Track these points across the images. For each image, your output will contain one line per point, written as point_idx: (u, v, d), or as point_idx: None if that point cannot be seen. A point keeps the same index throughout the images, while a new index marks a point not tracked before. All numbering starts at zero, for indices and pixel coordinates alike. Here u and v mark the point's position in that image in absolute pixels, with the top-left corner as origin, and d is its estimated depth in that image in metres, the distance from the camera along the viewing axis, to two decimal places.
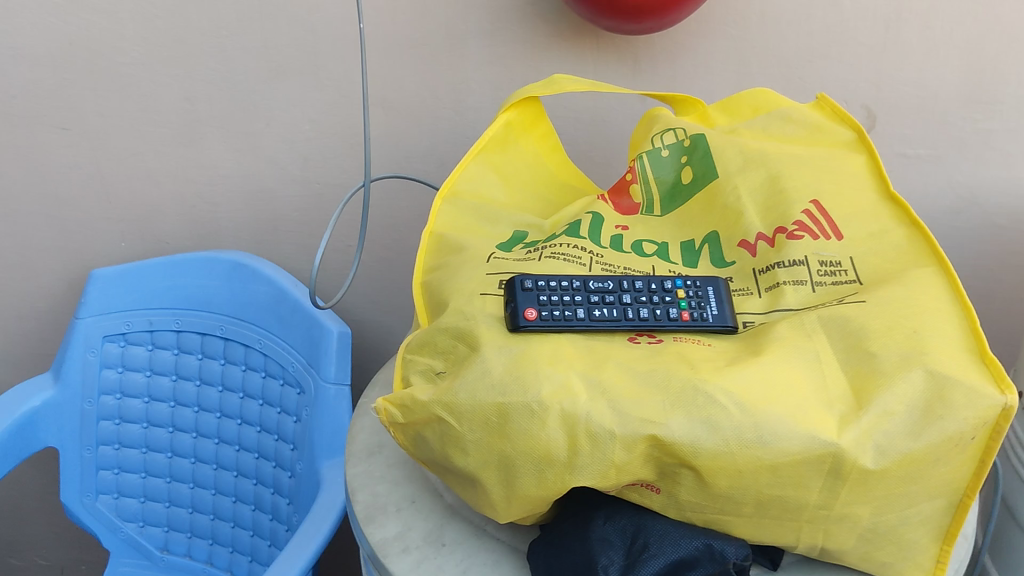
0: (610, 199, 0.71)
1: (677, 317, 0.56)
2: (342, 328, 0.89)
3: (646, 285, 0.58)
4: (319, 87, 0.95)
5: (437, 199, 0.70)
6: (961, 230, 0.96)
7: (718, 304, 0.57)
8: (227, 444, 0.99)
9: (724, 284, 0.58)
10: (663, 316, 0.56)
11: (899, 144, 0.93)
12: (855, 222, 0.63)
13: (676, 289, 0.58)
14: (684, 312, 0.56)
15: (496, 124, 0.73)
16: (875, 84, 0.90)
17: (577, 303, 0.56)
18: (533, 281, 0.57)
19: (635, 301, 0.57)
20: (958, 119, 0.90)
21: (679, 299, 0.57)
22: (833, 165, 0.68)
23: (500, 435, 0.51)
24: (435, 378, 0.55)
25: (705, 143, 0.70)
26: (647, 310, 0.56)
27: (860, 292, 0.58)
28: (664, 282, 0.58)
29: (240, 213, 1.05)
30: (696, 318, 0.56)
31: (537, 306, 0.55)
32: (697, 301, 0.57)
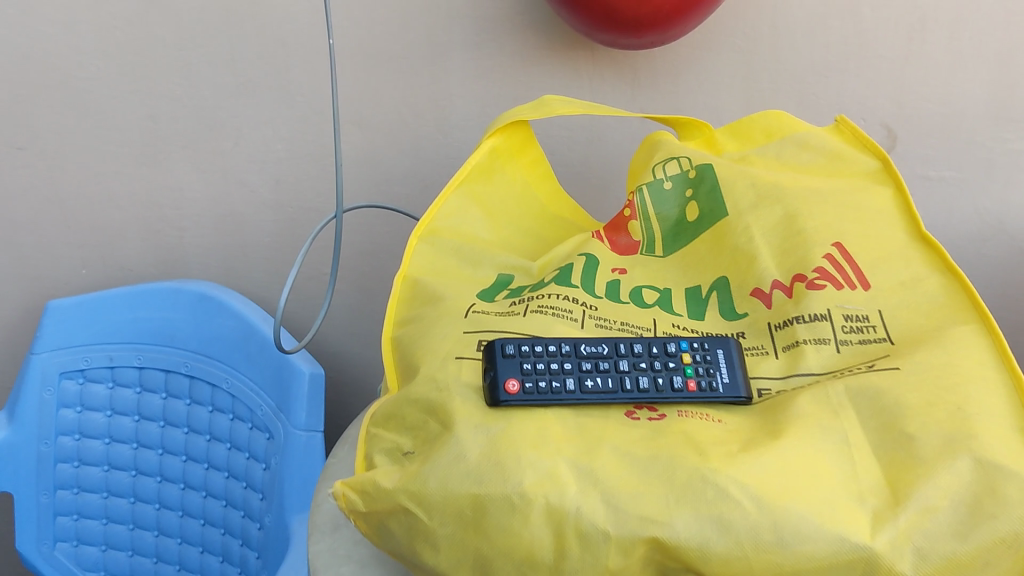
0: (607, 237, 0.64)
1: (682, 387, 0.48)
2: (314, 369, 0.83)
3: (646, 349, 0.50)
4: (292, 104, 0.87)
5: (412, 238, 0.62)
6: (989, 260, 0.88)
7: (730, 370, 0.49)
8: (193, 490, 0.93)
9: (735, 346, 0.51)
10: (666, 387, 0.48)
11: (921, 166, 0.85)
12: (883, 268, 0.56)
13: (681, 352, 0.50)
14: (690, 380, 0.49)
15: (479, 151, 0.66)
16: (895, 101, 0.82)
17: (566, 372, 0.48)
18: (516, 346, 0.49)
19: (634, 368, 0.49)
20: (986, 139, 0.82)
21: (684, 365, 0.49)
22: (857, 201, 0.60)
23: (475, 530, 0.43)
24: (402, 458, 0.48)
25: (712, 175, 0.62)
26: (648, 379, 0.49)
27: (892, 355, 0.50)
28: (667, 344, 0.51)
29: (208, 238, 0.97)
30: (704, 387, 0.48)
31: (519, 377, 0.47)
32: (706, 367, 0.49)
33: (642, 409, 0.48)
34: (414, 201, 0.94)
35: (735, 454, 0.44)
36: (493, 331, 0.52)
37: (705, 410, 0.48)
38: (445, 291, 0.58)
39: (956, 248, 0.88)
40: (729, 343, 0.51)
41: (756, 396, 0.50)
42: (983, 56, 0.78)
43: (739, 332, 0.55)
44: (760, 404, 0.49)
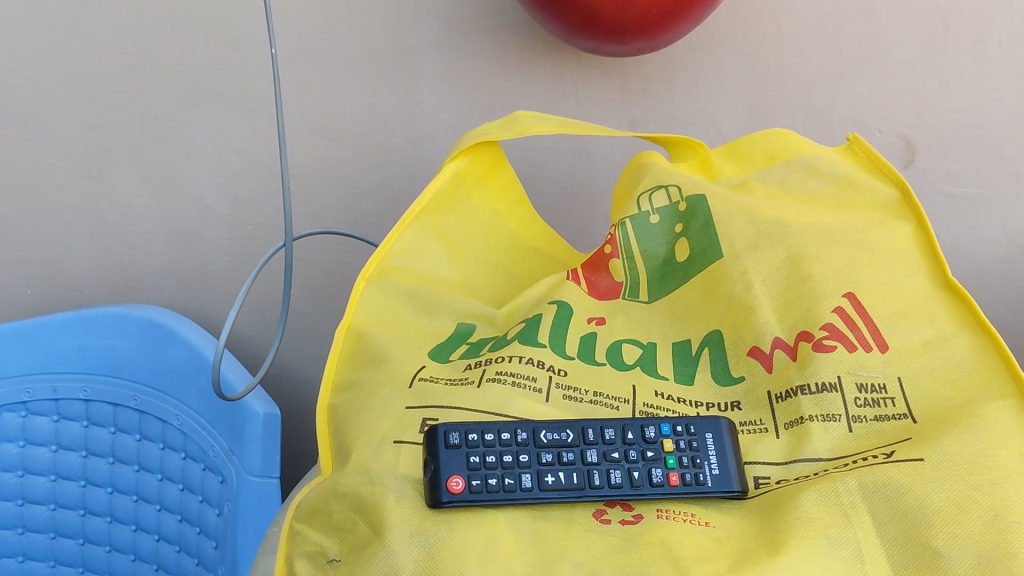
0: (585, 277, 0.56)
1: (661, 483, 0.40)
2: (270, 409, 0.76)
3: (620, 434, 0.43)
4: (247, 113, 0.79)
5: (359, 280, 0.54)
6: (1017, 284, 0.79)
7: (720, 457, 0.41)
8: (145, 532, 0.86)
9: (728, 425, 0.43)
10: (643, 482, 0.40)
11: (943, 182, 0.76)
12: (903, 325, 0.47)
13: (661, 438, 0.42)
14: (671, 474, 0.41)
15: (440, 177, 0.57)
16: (914, 110, 0.74)
17: (523, 466, 0.41)
18: (462, 434, 0.41)
19: (604, 460, 0.41)
20: (1016, 153, 0.74)
21: (665, 455, 0.41)
22: (872, 240, 0.52)
23: None
24: (327, 568, 0.40)
25: (705, 209, 0.54)
26: (620, 474, 0.41)
27: (914, 438, 0.42)
28: (644, 428, 0.43)
29: (162, 257, 0.90)
30: (689, 481, 0.41)
31: (465, 474, 0.39)
32: (691, 456, 0.41)
33: (615, 507, 0.40)
34: (384, 218, 0.85)
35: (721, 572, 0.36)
36: (440, 406, 0.44)
37: (690, 509, 0.40)
38: (391, 351, 0.50)
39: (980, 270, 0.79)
40: (721, 424, 0.43)
41: (754, 488, 0.42)
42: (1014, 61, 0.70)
43: (733, 401, 0.47)
44: (757, 499, 0.41)
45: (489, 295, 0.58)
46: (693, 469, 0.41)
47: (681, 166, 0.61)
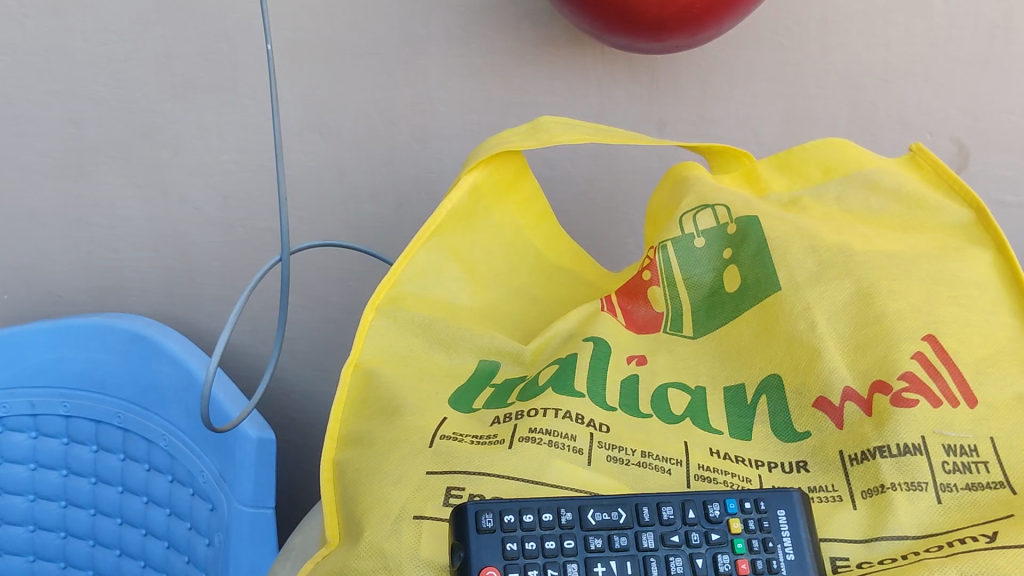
0: (621, 306, 0.50)
1: (728, 573, 0.36)
2: (263, 433, 0.70)
3: (680, 512, 0.37)
4: (240, 109, 0.72)
5: (368, 311, 0.48)
6: None
7: (795, 542, 0.36)
8: (131, 557, 0.79)
9: (801, 496, 0.37)
10: (706, 571, 0.36)
11: (995, 189, 0.67)
12: (993, 375, 0.42)
13: (729, 518, 0.37)
14: (740, 561, 0.36)
15: (458, 192, 0.50)
16: (968, 111, 0.64)
17: (569, 554, 0.36)
18: (497, 516, 0.36)
19: (663, 544, 0.37)
20: None
21: (732, 538, 0.37)
22: (950, 271, 0.46)
23: None
24: None
25: (758, 233, 0.48)
26: (681, 562, 0.36)
27: (1017, 516, 0.36)
28: (708, 503, 0.37)
29: (148, 262, 0.83)
30: (758, 571, 0.36)
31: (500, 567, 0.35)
32: (762, 541, 0.37)
33: None
34: (387, 224, 0.77)
35: None
36: (467, 473, 0.39)
37: None
38: (407, 399, 0.43)
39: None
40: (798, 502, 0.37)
41: (831, 572, 0.37)
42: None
43: (800, 462, 0.41)
44: None
45: (512, 324, 0.53)
46: (763, 555, 0.36)
47: (724, 180, 0.54)
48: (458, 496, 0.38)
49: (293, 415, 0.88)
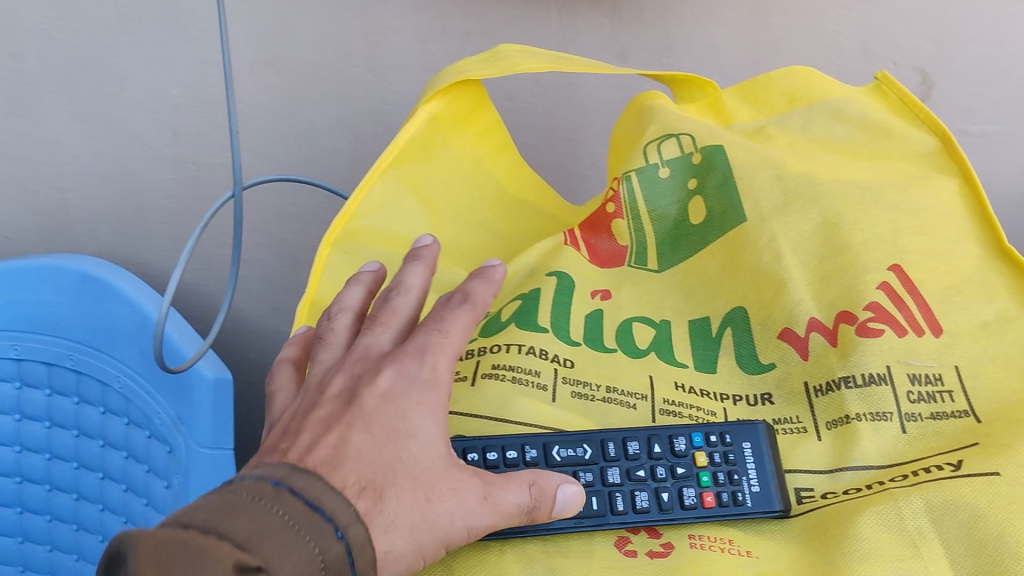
0: (584, 239, 0.49)
1: (695, 506, 0.35)
2: (220, 373, 0.69)
3: (645, 449, 0.38)
4: (187, 40, 0.70)
5: (324, 246, 0.47)
6: None
7: (760, 473, 0.36)
8: (87, 501, 0.78)
9: (764, 428, 0.38)
10: (672, 504, 0.36)
11: (961, 118, 0.66)
12: (959, 304, 0.41)
13: (694, 451, 0.38)
14: (706, 494, 0.36)
15: (416, 122, 0.49)
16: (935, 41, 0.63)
17: None
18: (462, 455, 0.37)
19: (628, 481, 0.37)
20: None
21: (698, 472, 0.37)
22: (916, 199, 0.45)
23: None
24: None
25: (724, 163, 0.47)
26: (647, 496, 0.36)
27: (982, 444, 0.36)
28: (675, 440, 0.38)
29: (97, 200, 0.80)
30: (725, 502, 0.36)
31: None
32: (728, 473, 0.37)
33: (640, 533, 0.35)
34: (343, 159, 0.75)
35: None
36: None
37: (727, 534, 0.35)
38: None
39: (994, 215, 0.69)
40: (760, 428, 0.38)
41: (796, 503, 0.36)
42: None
43: (765, 395, 0.41)
44: (802, 518, 0.36)
45: (473, 260, 0.51)
46: (730, 487, 0.36)
47: (689, 109, 0.53)
48: None
49: (251, 354, 0.87)
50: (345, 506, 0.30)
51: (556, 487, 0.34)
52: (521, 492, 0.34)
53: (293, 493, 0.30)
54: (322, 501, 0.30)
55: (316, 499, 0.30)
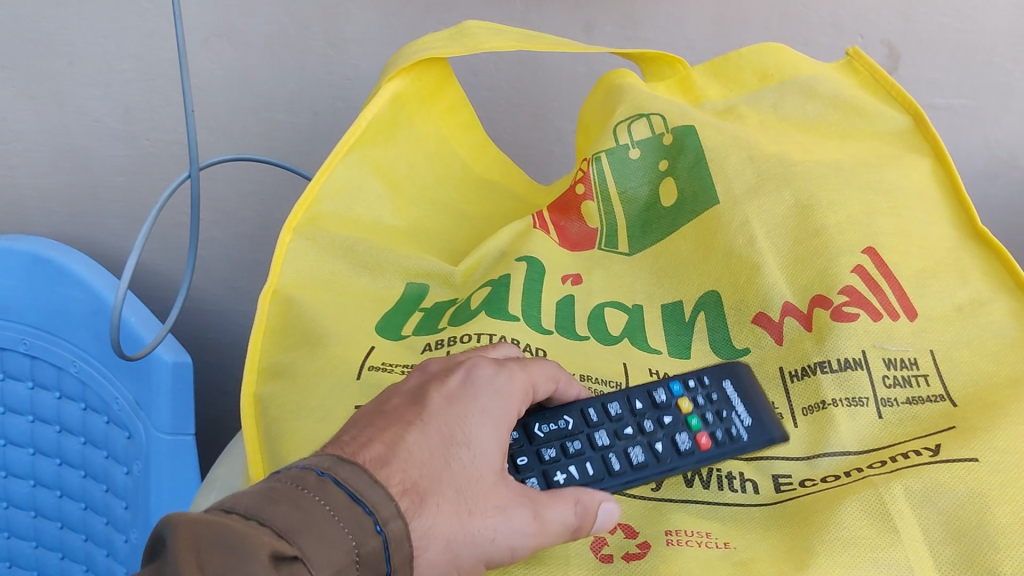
0: (552, 221, 0.47)
1: (691, 450, 0.37)
2: (180, 356, 0.67)
3: (627, 408, 0.38)
4: (137, 13, 0.67)
5: (285, 232, 0.45)
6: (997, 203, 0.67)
7: (749, 411, 0.38)
8: (45, 488, 0.76)
9: (745, 370, 0.39)
10: (668, 453, 0.37)
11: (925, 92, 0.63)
12: (932, 288, 0.41)
13: (680, 402, 0.38)
14: (700, 437, 0.37)
15: (377, 103, 0.47)
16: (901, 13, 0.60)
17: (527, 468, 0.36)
18: None
19: (620, 441, 0.37)
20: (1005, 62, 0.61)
21: (685, 418, 0.38)
22: (888, 180, 0.45)
23: None
24: None
25: (695, 143, 0.46)
26: (640, 451, 0.37)
27: (958, 427, 0.36)
28: (654, 394, 0.39)
29: (47, 178, 0.78)
30: (719, 441, 0.37)
31: None
32: (716, 415, 0.38)
33: (616, 533, 0.35)
34: (301, 134, 0.72)
35: None
36: None
37: (704, 527, 0.34)
38: (330, 328, 0.41)
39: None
40: (754, 382, 0.39)
41: (774, 492, 0.36)
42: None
43: None
44: (780, 508, 0.35)
45: (439, 244, 0.50)
46: (720, 427, 0.37)
47: (658, 86, 0.52)
48: None
49: (211, 335, 0.85)
50: (390, 503, 0.28)
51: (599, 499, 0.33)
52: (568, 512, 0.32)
53: (341, 483, 0.28)
54: (369, 499, 0.28)
55: (362, 492, 0.28)
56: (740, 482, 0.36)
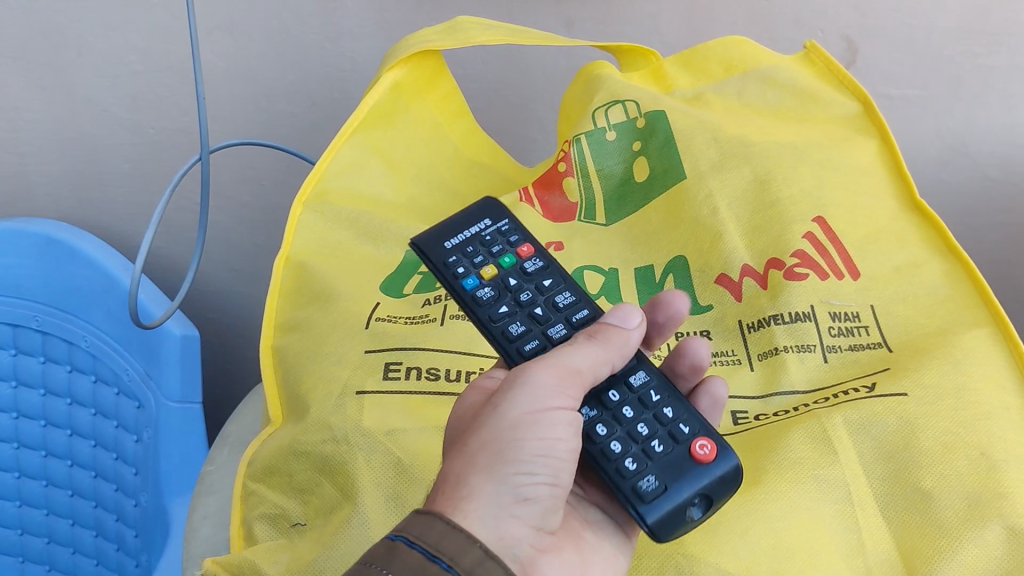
0: (537, 197, 0.53)
1: (525, 259, 0.40)
2: (188, 330, 0.71)
3: (507, 291, 0.39)
4: (143, 6, 0.68)
5: (296, 205, 0.51)
6: (949, 187, 0.67)
7: (461, 233, 0.41)
8: (55, 457, 0.80)
9: (452, 220, 0.42)
10: (532, 270, 0.40)
11: (881, 83, 0.64)
12: (874, 251, 0.46)
13: (482, 265, 0.40)
14: (521, 251, 0.40)
15: (377, 91, 0.52)
16: (858, 8, 0.61)
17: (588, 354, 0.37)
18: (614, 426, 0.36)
19: (547, 300, 0.39)
20: (953, 55, 0.61)
21: (506, 255, 0.40)
22: (838, 158, 0.50)
23: (282, 463, 0.42)
24: (290, 530, 0.40)
25: (665, 126, 0.51)
26: (547, 281, 0.39)
27: (892, 368, 0.41)
28: (506, 280, 0.39)
29: (54, 165, 0.80)
30: (514, 244, 0.41)
31: (704, 434, 0.35)
32: (476, 248, 0.40)
33: None
34: (302, 123, 0.73)
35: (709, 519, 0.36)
36: (404, 348, 0.43)
37: None
38: (339, 287, 0.47)
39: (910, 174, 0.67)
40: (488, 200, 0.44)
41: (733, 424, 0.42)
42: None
43: (703, 331, 0.45)
44: (737, 437, 0.41)
45: (435, 217, 0.55)
46: (495, 249, 0.40)
47: (632, 77, 0.57)
48: (395, 369, 0.42)
49: (213, 316, 0.88)
50: (471, 546, 0.28)
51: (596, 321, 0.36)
52: (577, 344, 0.34)
53: (410, 544, 0.28)
54: (443, 548, 0.28)
55: (436, 545, 0.28)
56: None
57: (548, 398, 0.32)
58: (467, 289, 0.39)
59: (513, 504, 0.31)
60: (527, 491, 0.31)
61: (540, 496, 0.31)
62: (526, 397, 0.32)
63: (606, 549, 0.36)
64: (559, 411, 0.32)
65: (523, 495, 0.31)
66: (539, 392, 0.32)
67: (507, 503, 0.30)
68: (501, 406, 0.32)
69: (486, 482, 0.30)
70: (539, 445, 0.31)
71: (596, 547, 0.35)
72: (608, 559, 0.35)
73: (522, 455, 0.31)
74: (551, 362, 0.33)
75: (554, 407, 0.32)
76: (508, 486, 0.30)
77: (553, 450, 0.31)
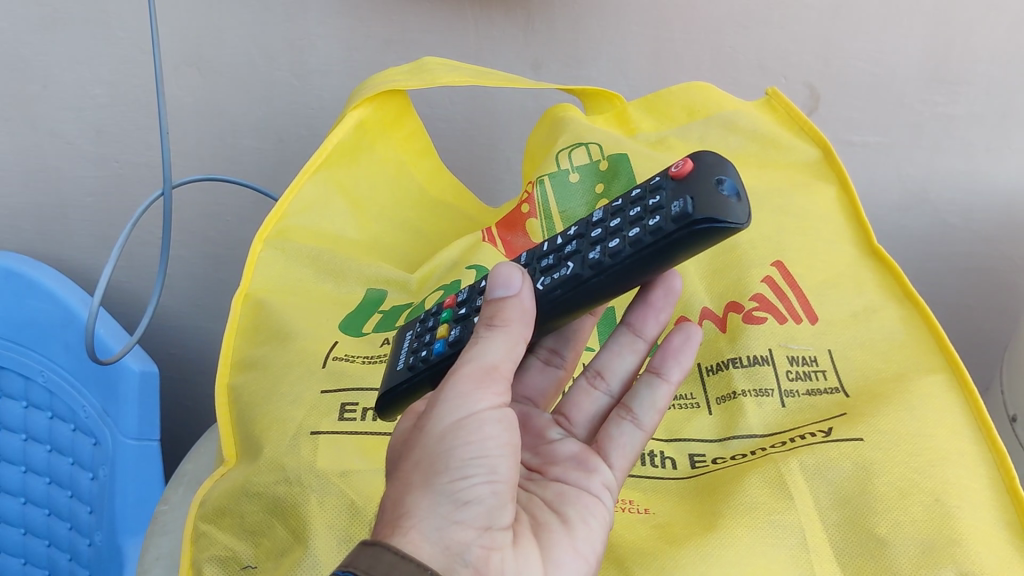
0: (500, 237, 0.53)
1: (458, 301, 0.40)
2: (147, 366, 0.70)
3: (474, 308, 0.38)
4: (109, 41, 0.67)
5: (256, 243, 0.51)
6: (909, 232, 0.68)
7: (397, 357, 0.40)
8: (9, 494, 0.78)
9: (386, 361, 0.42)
10: (471, 292, 0.40)
11: (843, 130, 0.65)
12: (832, 296, 0.47)
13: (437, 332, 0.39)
14: (448, 301, 0.41)
15: (341, 130, 0.52)
16: (822, 56, 0.61)
17: (572, 253, 0.37)
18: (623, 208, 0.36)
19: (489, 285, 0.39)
20: (914, 103, 0.62)
21: (442, 314, 0.40)
22: (796, 205, 0.51)
23: (233, 505, 0.41)
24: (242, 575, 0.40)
25: (628, 169, 0.52)
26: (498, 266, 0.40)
27: (849, 414, 0.41)
28: (461, 312, 0.39)
29: (17, 197, 0.79)
30: (440, 307, 0.41)
31: (659, 207, 0.34)
32: (423, 339, 0.40)
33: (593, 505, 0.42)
34: (269, 159, 0.73)
35: (663, 565, 0.36)
36: (360, 390, 0.43)
37: (630, 496, 0.42)
38: (297, 326, 0.47)
39: (872, 219, 0.68)
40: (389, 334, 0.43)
41: (691, 467, 0.42)
42: (967, 29, 0.58)
43: None
44: (696, 480, 0.42)
45: (397, 256, 0.55)
46: (432, 326, 0.40)
47: (597, 120, 0.57)
48: (351, 410, 0.42)
49: (176, 352, 0.87)
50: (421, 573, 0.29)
51: (486, 298, 0.35)
52: (486, 338, 0.33)
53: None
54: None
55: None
56: (660, 459, 0.43)
57: (472, 403, 0.32)
58: (441, 352, 0.38)
59: (452, 513, 0.31)
60: (465, 495, 0.31)
61: (482, 497, 0.31)
62: (450, 407, 0.32)
63: (568, 533, 0.35)
64: (488, 414, 0.32)
65: (463, 501, 0.31)
66: (459, 398, 0.32)
67: (447, 510, 0.31)
68: (428, 424, 0.32)
69: (423, 496, 0.31)
70: (468, 449, 0.31)
71: (556, 533, 0.35)
72: (572, 537, 0.35)
73: (451, 463, 0.31)
74: (464, 362, 0.33)
75: (482, 409, 0.32)
76: (445, 495, 0.31)
77: (480, 447, 0.31)
